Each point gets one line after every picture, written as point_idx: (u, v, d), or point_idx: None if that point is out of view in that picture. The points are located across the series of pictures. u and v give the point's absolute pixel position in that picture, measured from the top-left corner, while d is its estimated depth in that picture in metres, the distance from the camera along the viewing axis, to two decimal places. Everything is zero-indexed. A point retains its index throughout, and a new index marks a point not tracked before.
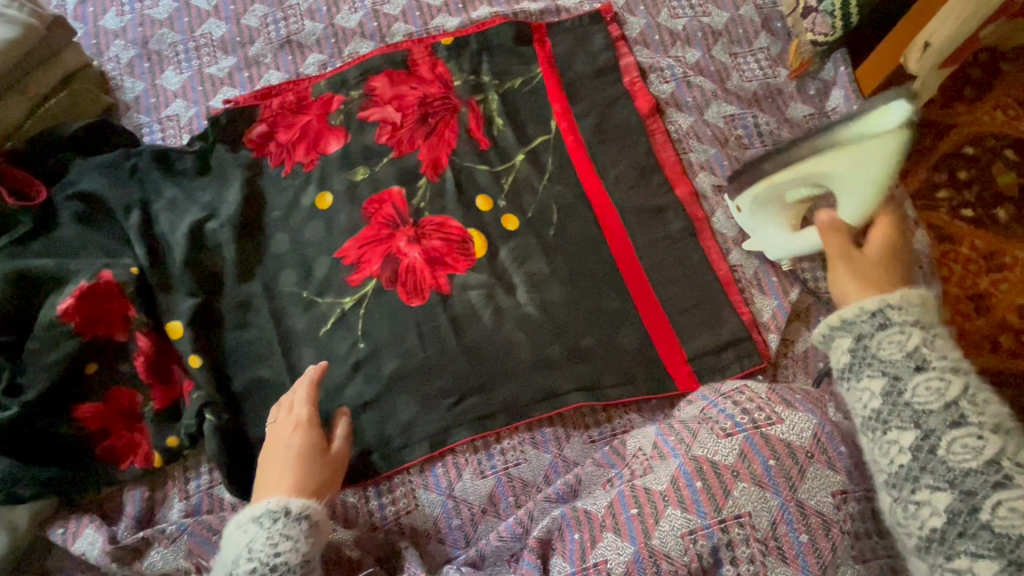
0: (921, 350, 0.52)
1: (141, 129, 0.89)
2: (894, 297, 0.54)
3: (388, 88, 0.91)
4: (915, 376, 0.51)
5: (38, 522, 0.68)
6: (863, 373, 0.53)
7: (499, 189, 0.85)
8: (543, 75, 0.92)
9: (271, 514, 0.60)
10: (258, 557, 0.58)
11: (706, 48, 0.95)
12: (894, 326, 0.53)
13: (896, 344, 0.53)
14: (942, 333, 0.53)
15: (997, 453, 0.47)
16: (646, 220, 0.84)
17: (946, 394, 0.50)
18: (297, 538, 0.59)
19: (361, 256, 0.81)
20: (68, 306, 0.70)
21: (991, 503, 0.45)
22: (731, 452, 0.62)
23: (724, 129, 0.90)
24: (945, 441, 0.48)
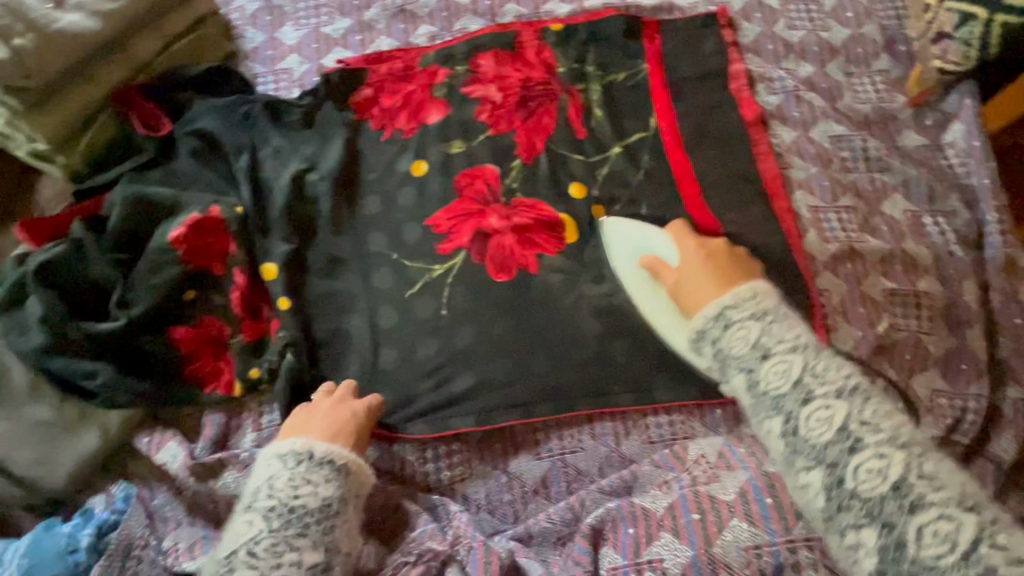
0: (761, 341, 0.63)
1: (256, 78, 0.93)
2: (728, 298, 0.67)
3: (493, 67, 0.92)
4: (804, 408, 0.59)
5: (128, 428, 0.74)
6: (762, 414, 0.61)
7: (593, 179, 0.86)
8: (649, 72, 0.91)
9: (296, 454, 0.64)
10: (279, 496, 0.61)
11: (821, 64, 0.91)
12: (735, 324, 0.65)
13: (741, 339, 0.64)
14: (777, 318, 0.65)
15: (845, 419, 0.57)
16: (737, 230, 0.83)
17: (794, 372, 0.61)
18: (316, 484, 0.62)
19: (451, 226, 0.83)
20: (179, 234, 0.75)
21: (854, 473, 0.55)
22: None
23: (829, 148, 0.87)
24: (840, 424, 0.57)
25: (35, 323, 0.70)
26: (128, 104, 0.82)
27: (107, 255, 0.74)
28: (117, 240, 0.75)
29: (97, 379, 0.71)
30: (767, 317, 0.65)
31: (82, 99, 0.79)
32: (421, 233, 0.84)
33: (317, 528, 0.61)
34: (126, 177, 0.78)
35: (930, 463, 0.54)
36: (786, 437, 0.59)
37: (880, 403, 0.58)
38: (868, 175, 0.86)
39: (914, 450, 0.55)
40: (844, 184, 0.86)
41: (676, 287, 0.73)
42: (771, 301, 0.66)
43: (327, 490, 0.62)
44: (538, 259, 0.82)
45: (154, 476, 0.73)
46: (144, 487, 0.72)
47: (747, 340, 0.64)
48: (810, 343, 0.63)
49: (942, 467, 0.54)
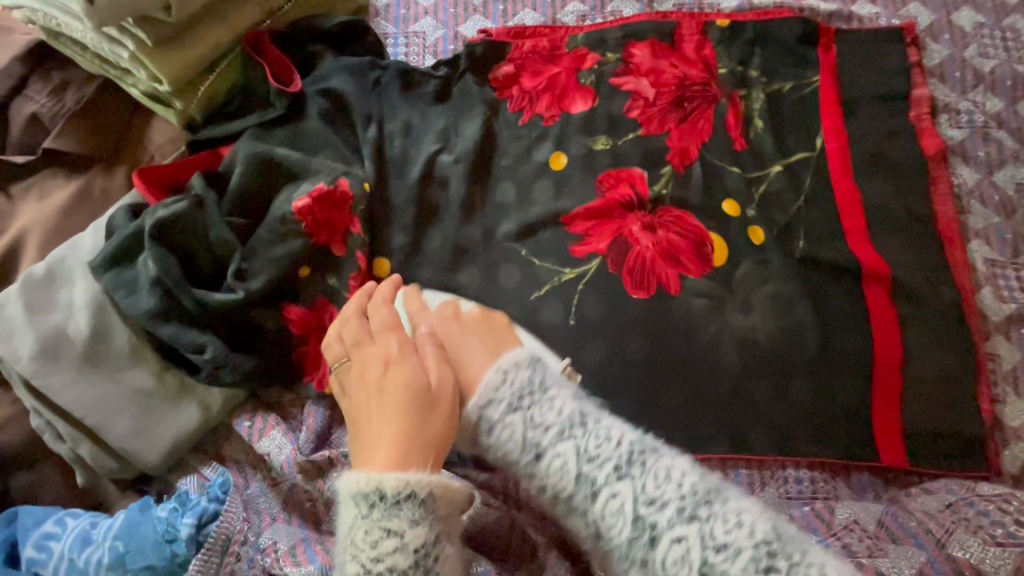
0: (529, 437, 0.52)
1: (386, 39, 0.85)
2: (492, 374, 0.55)
3: (648, 59, 0.83)
4: (618, 482, 0.49)
5: (228, 407, 0.68)
6: (581, 504, 0.50)
7: (749, 197, 0.79)
8: (820, 87, 0.82)
9: (365, 497, 0.49)
10: (362, 558, 0.47)
11: (1014, 100, 0.82)
12: (500, 424, 0.53)
13: (512, 437, 0.53)
14: (550, 397, 0.54)
15: (633, 504, 0.48)
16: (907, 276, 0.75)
17: (572, 463, 0.50)
18: (404, 530, 0.48)
19: (587, 229, 0.77)
20: (303, 204, 0.68)
21: (665, 561, 0.46)
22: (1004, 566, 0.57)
23: (1014, 197, 0.78)
24: (632, 514, 0.48)
25: (146, 285, 0.64)
26: (260, 52, 0.74)
27: (226, 218, 0.67)
28: (238, 202, 0.68)
29: (205, 353, 0.65)
30: (544, 391, 0.54)
31: (211, 40, 0.72)
32: (556, 233, 0.78)
33: None
34: (251, 134, 0.72)
35: (718, 523, 0.46)
36: (589, 536, 0.51)
37: (662, 463, 0.50)
38: None
39: (699, 511, 0.47)
40: None
41: (442, 363, 0.60)
42: (536, 362, 0.56)
43: (414, 537, 0.48)
44: (680, 279, 0.75)
45: (251, 462, 0.68)
46: (240, 473, 0.67)
47: (521, 431, 0.53)
48: (579, 413, 0.53)
49: (736, 520, 0.47)
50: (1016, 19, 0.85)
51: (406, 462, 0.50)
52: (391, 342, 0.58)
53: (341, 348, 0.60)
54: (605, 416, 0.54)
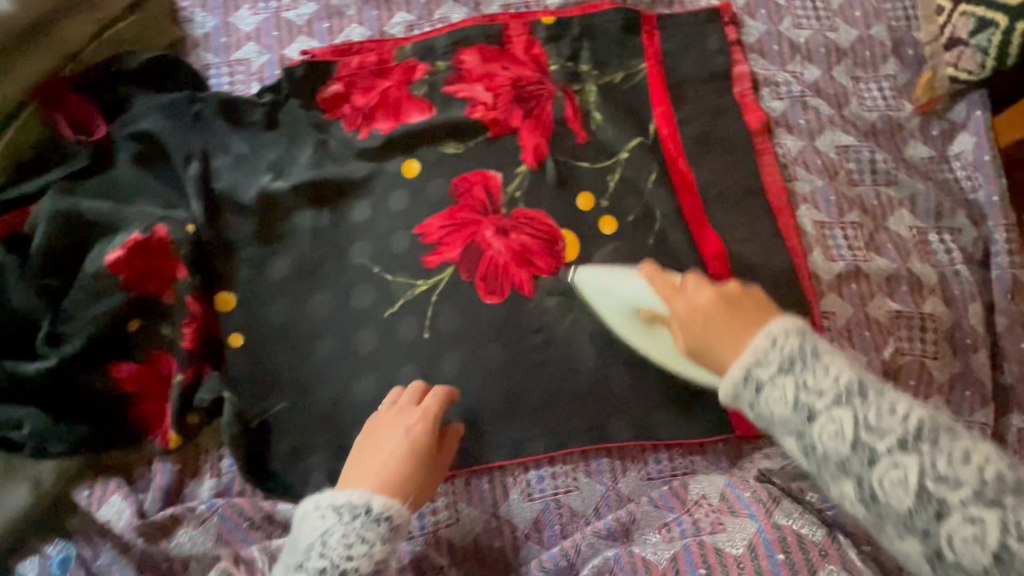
0: (801, 399, 0.47)
1: (208, 70, 0.82)
2: (754, 350, 0.49)
3: (479, 64, 0.83)
4: (874, 440, 0.45)
5: (63, 480, 0.64)
6: (827, 476, 0.47)
7: (604, 188, 0.79)
8: (648, 74, 0.84)
9: (352, 508, 0.55)
10: (331, 556, 0.53)
11: (828, 67, 0.86)
12: (796, 364, 0.48)
13: (780, 400, 0.48)
14: (829, 357, 0.48)
15: (920, 477, 0.43)
16: (748, 246, 0.78)
17: (849, 428, 0.46)
18: (372, 543, 0.54)
19: (442, 238, 0.76)
20: (118, 257, 0.65)
21: (950, 543, 0.42)
22: (820, 530, 0.59)
23: (835, 160, 0.82)
24: (854, 438, 0.45)
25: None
26: (57, 100, 0.71)
27: (33, 282, 0.64)
28: (46, 262, 0.64)
29: (23, 428, 0.61)
30: (814, 355, 0.48)
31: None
32: (406, 247, 0.75)
33: None
34: (54, 189, 0.68)
35: (943, 454, 0.43)
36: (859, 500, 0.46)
37: (958, 441, 0.44)
38: (873, 190, 0.82)
39: (927, 434, 0.44)
40: (850, 198, 0.81)
41: (692, 347, 0.54)
42: (818, 339, 0.49)
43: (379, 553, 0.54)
44: (532, 280, 0.75)
45: (96, 532, 0.64)
46: (85, 545, 0.63)
47: (791, 394, 0.47)
48: (855, 381, 0.47)
49: (964, 455, 0.43)
50: None
51: (391, 495, 0.57)
52: (432, 403, 0.64)
53: (395, 396, 0.66)
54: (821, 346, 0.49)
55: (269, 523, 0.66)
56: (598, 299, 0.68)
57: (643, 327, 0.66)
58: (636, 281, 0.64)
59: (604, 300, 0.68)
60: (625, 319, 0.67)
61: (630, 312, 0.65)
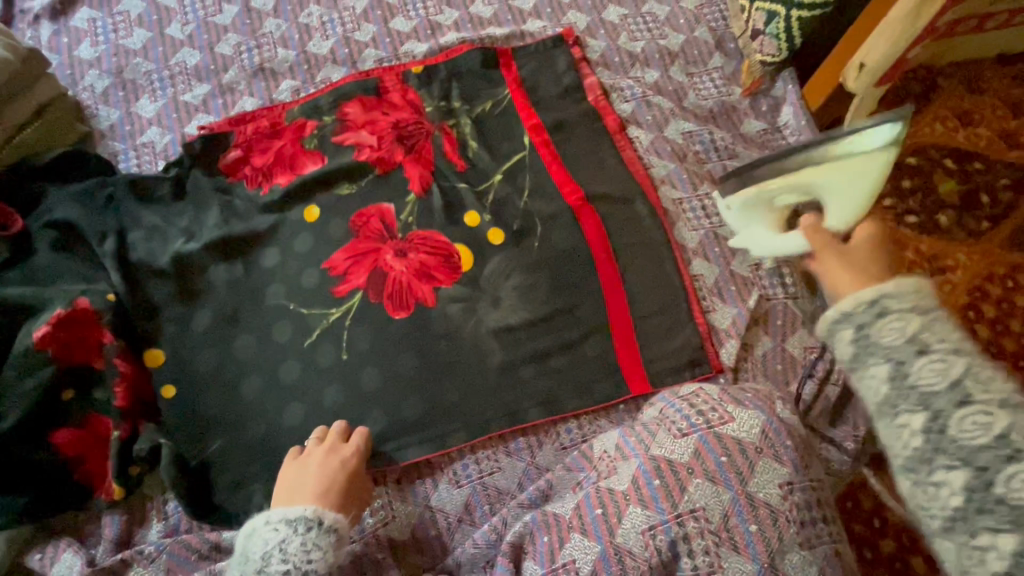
0: (922, 334, 0.45)
1: (117, 156, 0.91)
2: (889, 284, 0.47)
3: (361, 114, 0.94)
4: (917, 359, 0.45)
5: (15, 548, 0.69)
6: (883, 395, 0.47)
7: (484, 205, 0.89)
8: (512, 99, 0.96)
9: (307, 521, 0.63)
10: (292, 560, 0.60)
11: (664, 68, 1.00)
12: (893, 312, 0.46)
13: (896, 328, 0.46)
14: (944, 317, 0.46)
15: (1006, 426, 0.42)
16: (621, 228, 0.89)
17: (952, 373, 0.44)
18: (327, 549, 0.62)
19: (348, 267, 0.84)
20: (44, 332, 0.70)
21: (1008, 481, 0.41)
22: (686, 451, 0.66)
23: (682, 144, 0.95)
24: (953, 382, 0.44)
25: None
26: None
27: None
28: None
29: None
30: (930, 307, 0.46)
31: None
32: (314, 281, 0.83)
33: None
34: None
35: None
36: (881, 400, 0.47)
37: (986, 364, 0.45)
38: (721, 164, 0.94)
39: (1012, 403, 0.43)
40: (700, 174, 0.93)
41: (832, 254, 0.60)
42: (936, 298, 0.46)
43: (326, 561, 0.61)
44: (434, 291, 0.83)
45: None
46: None
47: (908, 327, 0.45)
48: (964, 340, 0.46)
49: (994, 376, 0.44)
50: (651, 5, 1.05)
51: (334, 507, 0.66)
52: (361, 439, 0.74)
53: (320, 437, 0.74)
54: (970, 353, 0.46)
55: (216, 552, 0.70)
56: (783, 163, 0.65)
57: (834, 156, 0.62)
58: (831, 171, 0.63)
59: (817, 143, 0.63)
60: (755, 209, 0.70)
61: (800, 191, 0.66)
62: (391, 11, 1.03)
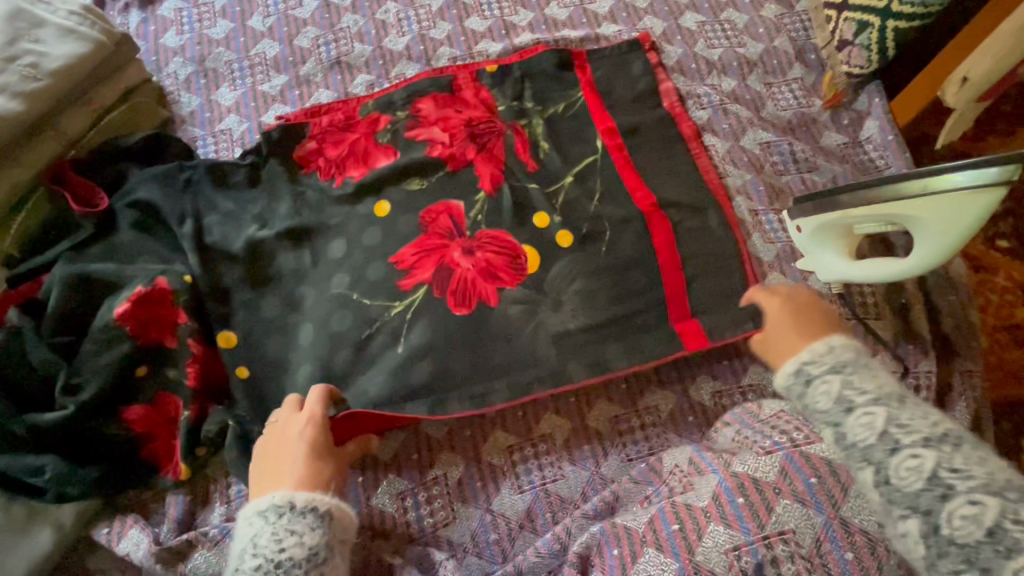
0: (845, 393, 0.53)
1: (196, 142, 0.93)
2: (806, 353, 0.57)
3: (434, 110, 0.93)
4: (847, 418, 0.52)
5: (84, 520, 0.70)
6: (854, 465, 0.51)
7: (553, 206, 0.87)
8: (585, 101, 0.95)
9: (276, 508, 0.56)
10: (263, 553, 0.54)
11: (742, 77, 0.98)
12: (817, 379, 0.55)
13: (826, 392, 0.54)
14: (858, 367, 0.55)
15: (937, 468, 0.46)
16: (694, 234, 0.86)
17: (878, 425, 0.50)
18: (301, 533, 0.55)
19: (414, 262, 0.82)
20: (124, 309, 0.71)
21: (950, 520, 0.44)
22: (772, 469, 0.64)
23: (759, 155, 0.92)
24: (879, 432, 0.50)
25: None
26: (62, 180, 0.81)
27: (50, 341, 0.71)
28: (60, 323, 0.72)
29: (44, 473, 0.67)
30: (849, 364, 0.55)
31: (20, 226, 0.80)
32: (380, 274, 0.82)
33: None
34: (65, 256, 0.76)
35: (956, 460, 0.46)
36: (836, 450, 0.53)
37: (919, 408, 0.51)
38: (800, 176, 0.91)
39: (942, 444, 0.47)
40: (777, 186, 0.91)
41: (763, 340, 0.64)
42: (856, 355, 0.56)
43: (313, 538, 0.55)
44: (499, 292, 0.81)
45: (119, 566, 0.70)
46: None
47: (836, 391, 0.54)
48: (893, 395, 0.52)
49: (919, 417, 0.50)
50: (730, 13, 1.03)
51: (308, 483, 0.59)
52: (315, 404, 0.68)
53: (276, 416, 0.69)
54: (910, 397, 0.52)
55: None
56: (865, 193, 0.70)
57: (923, 195, 0.65)
58: (913, 208, 0.66)
59: (910, 176, 0.66)
60: (831, 232, 0.77)
61: (884, 222, 0.71)
62: (466, 10, 1.04)
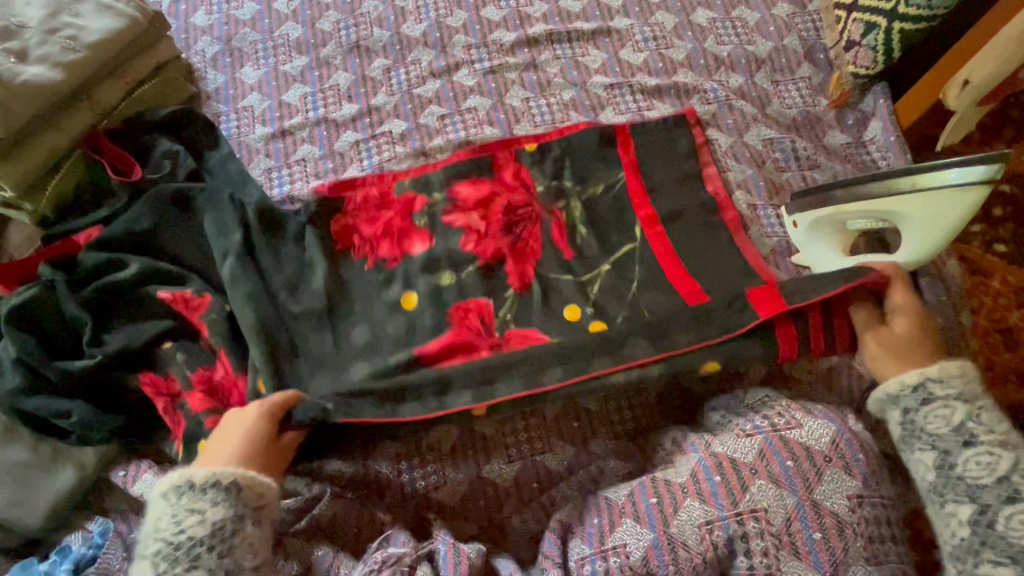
0: (967, 425, 0.61)
1: (219, 117, 0.98)
2: (935, 371, 0.63)
3: (472, 193, 0.88)
4: (965, 451, 0.61)
5: (104, 463, 0.75)
6: (951, 494, 0.61)
7: (585, 298, 0.79)
8: (631, 183, 0.89)
9: (176, 489, 0.59)
10: (165, 535, 0.57)
11: (749, 75, 0.99)
12: (939, 402, 0.62)
13: (943, 418, 0.62)
14: (986, 403, 0.63)
15: None
16: (706, 247, 0.84)
17: (1000, 469, 0.59)
18: (202, 511, 0.58)
19: (441, 352, 0.74)
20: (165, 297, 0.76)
21: None
22: (750, 451, 0.66)
23: (762, 151, 0.94)
24: (1002, 479, 0.59)
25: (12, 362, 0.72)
26: (99, 149, 0.86)
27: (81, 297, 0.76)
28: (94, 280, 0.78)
29: (71, 418, 0.71)
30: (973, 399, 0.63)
31: (55, 186, 0.85)
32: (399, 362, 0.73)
33: (211, 555, 0.57)
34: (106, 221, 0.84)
35: None
36: (927, 471, 0.62)
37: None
38: (800, 173, 0.93)
39: None
40: (777, 182, 0.92)
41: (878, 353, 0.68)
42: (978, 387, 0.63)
43: (214, 514, 0.58)
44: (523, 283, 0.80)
45: (132, 508, 0.74)
46: (123, 521, 0.73)
47: (960, 419, 0.62)
48: (1003, 441, 0.61)
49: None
50: (741, 11, 1.04)
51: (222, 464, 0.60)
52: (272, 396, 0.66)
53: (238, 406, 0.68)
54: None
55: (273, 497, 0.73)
56: (864, 189, 0.72)
57: (918, 190, 0.67)
58: (907, 203, 0.68)
59: (908, 173, 0.68)
60: (826, 228, 0.78)
61: (876, 218, 0.73)
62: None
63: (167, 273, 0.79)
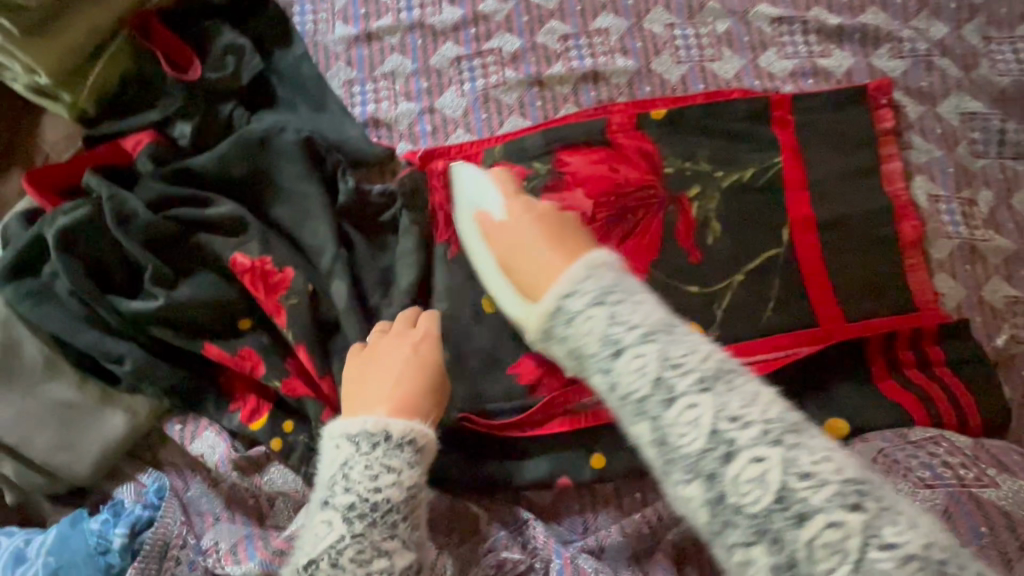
0: (614, 328, 0.41)
1: (292, 6, 0.79)
2: (576, 278, 0.45)
3: (585, 165, 0.71)
4: (615, 358, 0.41)
5: (156, 413, 0.66)
6: (628, 417, 0.41)
7: (712, 316, 0.68)
8: (784, 169, 0.73)
9: (368, 437, 0.50)
10: (357, 489, 0.48)
11: (957, 24, 0.78)
12: (581, 314, 0.43)
13: (591, 326, 0.42)
14: (633, 295, 0.43)
15: (783, 476, 0.36)
16: (869, 251, 0.71)
17: (652, 367, 0.40)
18: (398, 472, 0.49)
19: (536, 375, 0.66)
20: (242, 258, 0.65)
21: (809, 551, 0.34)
22: (932, 508, 0.56)
23: (957, 128, 0.76)
24: (710, 427, 0.37)
25: (65, 293, 0.63)
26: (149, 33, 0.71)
27: (139, 233, 0.64)
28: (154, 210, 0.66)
29: (124, 363, 0.63)
30: (624, 291, 0.44)
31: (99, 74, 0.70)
32: (494, 391, 0.67)
33: (406, 526, 0.49)
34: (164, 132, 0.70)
35: (806, 451, 0.37)
36: (649, 442, 0.40)
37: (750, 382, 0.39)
38: (999, 162, 0.75)
39: (787, 436, 0.37)
40: (969, 170, 0.75)
41: (505, 256, 0.52)
42: (623, 279, 0.44)
43: (409, 477, 0.50)
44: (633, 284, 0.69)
45: (187, 465, 0.66)
46: (178, 477, 0.65)
47: (600, 328, 0.42)
48: (666, 322, 0.42)
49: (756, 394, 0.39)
50: None
51: (398, 408, 0.53)
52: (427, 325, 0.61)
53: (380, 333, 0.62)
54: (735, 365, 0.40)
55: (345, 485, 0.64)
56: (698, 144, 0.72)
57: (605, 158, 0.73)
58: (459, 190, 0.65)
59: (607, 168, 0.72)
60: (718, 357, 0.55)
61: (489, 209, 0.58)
62: None
63: (233, 218, 0.66)
